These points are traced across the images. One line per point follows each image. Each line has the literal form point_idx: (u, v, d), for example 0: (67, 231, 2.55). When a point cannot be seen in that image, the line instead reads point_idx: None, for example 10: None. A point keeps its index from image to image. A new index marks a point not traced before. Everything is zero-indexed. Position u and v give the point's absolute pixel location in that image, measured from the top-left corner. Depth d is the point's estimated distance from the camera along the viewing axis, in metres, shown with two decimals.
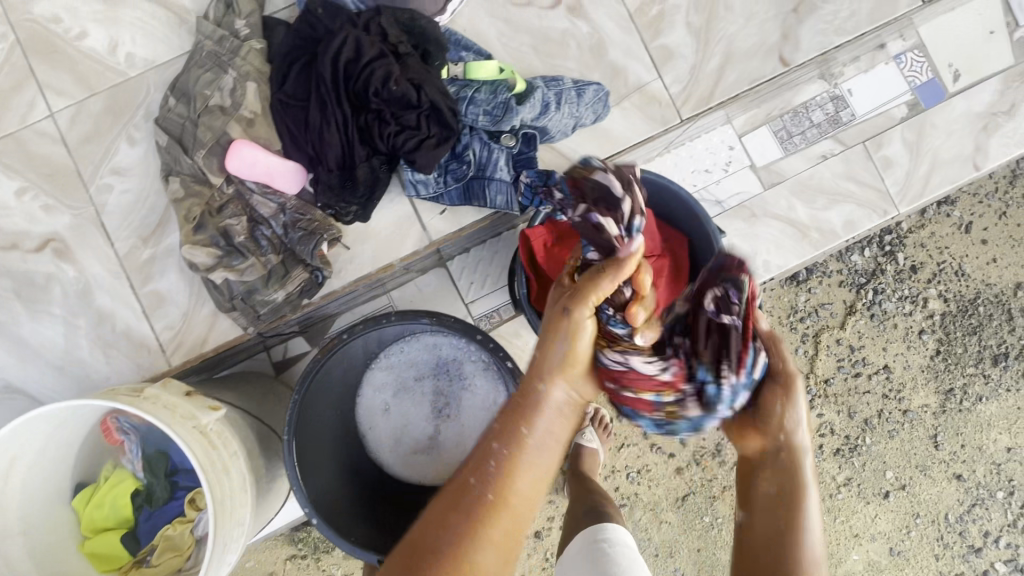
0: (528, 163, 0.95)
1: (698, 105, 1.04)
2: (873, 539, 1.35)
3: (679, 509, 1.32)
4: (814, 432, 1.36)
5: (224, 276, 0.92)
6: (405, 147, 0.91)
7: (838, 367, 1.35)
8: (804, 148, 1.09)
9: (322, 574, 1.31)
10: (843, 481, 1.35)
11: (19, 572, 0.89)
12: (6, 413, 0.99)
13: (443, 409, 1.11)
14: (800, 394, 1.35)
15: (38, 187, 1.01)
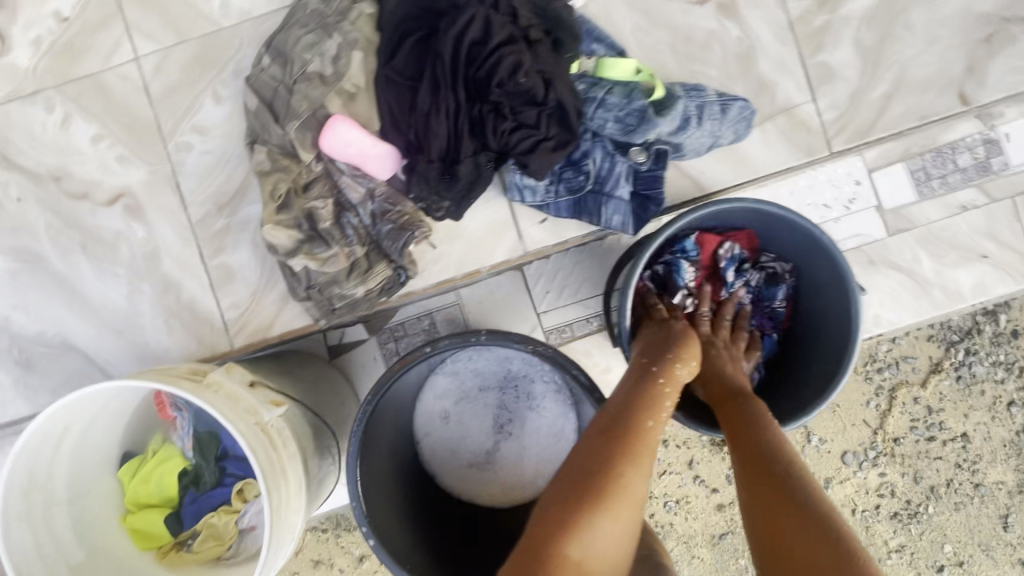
0: (653, 183, 0.83)
1: (854, 136, 0.90)
2: None
3: (715, 548, 1.17)
4: (873, 491, 1.20)
5: (304, 264, 0.84)
6: (519, 147, 0.81)
7: (911, 426, 1.19)
8: (942, 195, 0.92)
9: (341, 552, 1.21)
10: (895, 547, 1.20)
11: (63, 544, 0.85)
12: (62, 371, 0.94)
13: (505, 426, 1.04)
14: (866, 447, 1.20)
15: (115, 135, 0.93)
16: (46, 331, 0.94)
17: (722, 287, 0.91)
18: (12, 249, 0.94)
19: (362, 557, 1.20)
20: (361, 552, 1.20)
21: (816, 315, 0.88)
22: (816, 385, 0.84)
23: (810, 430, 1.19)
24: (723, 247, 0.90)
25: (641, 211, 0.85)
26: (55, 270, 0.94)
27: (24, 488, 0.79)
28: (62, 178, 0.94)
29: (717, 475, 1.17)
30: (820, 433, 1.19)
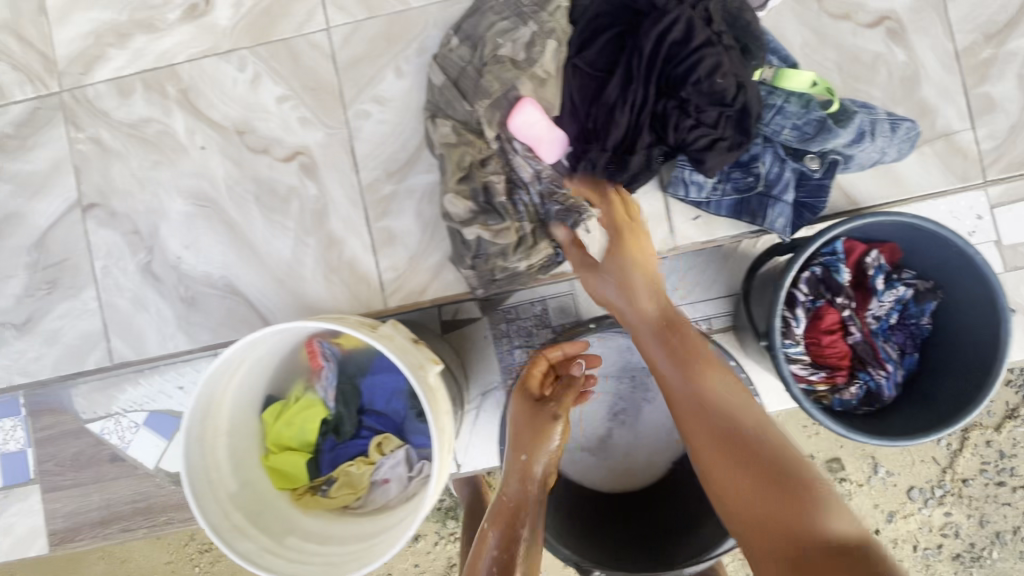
0: (818, 191, 0.87)
1: (1009, 167, 0.93)
2: None
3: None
4: (936, 530, 1.21)
5: (478, 234, 0.89)
6: (696, 144, 0.85)
7: (981, 469, 1.20)
8: None
9: None
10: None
11: (222, 472, 0.89)
12: (223, 312, 1.00)
13: (618, 414, 1.04)
14: (932, 486, 1.21)
15: (299, 98, 0.99)
16: (214, 273, 1.00)
17: (871, 296, 0.95)
18: (191, 193, 1.00)
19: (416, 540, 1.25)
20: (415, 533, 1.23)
21: (957, 335, 0.93)
22: (952, 402, 0.89)
23: (878, 460, 1.21)
24: (869, 256, 0.95)
25: (800, 218, 0.89)
26: (229, 217, 1.00)
27: (203, 412, 0.85)
28: (245, 132, 1.00)
29: None
30: (887, 464, 1.21)
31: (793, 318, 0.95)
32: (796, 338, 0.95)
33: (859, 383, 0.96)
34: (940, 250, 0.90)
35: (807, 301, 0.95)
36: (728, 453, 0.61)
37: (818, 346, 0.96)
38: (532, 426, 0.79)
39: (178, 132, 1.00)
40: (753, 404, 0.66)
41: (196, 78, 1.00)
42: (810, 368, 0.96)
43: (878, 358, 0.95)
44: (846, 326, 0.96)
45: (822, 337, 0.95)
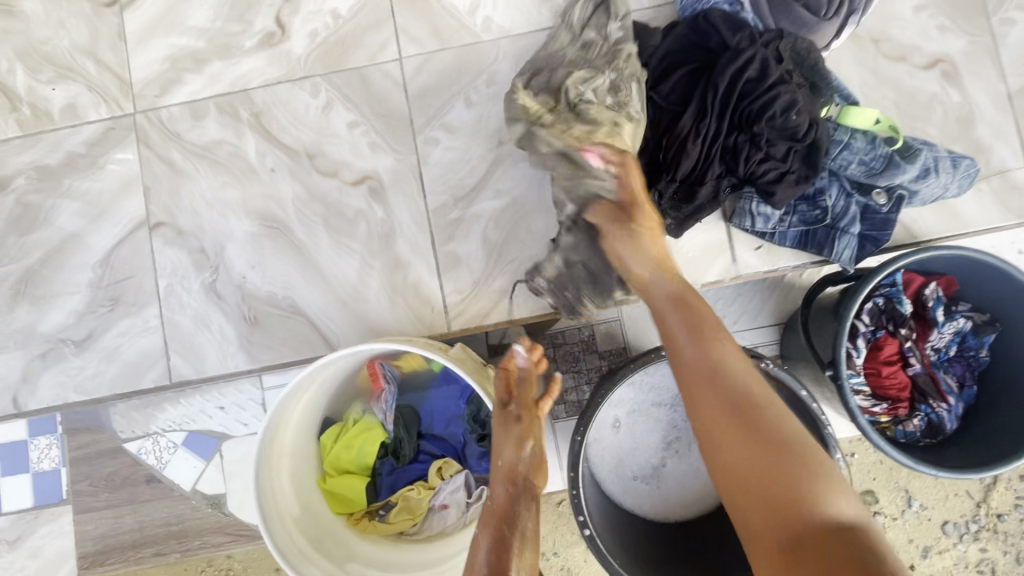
0: (882, 224, 0.89)
1: None
2: None
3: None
4: (973, 566, 1.21)
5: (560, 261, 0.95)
6: (765, 177, 0.88)
7: (1015, 503, 1.21)
8: None
9: None
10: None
11: (286, 495, 0.87)
12: (284, 332, 1.00)
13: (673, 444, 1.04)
14: (967, 520, 1.21)
15: (370, 124, 1.02)
16: (276, 292, 1.01)
17: (932, 327, 0.97)
18: (259, 213, 1.02)
19: None
20: None
21: (1017, 369, 0.94)
22: (1014, 436, 0.90)
23: (911, 494, 1.22)
24: (929, 287, 0.97)
25: (864, 250, 0.90)
26: (294, 237, 1.01)
27: (272, 434, 0.84)
28: (316, 156, 1.02)
29: None
30: (920, 498, 1.22)
31: (854, 349, 0.96)
32: (857, 368, 0.97)
33: (919, 414, 0.96)
34: (998, 283, 0.93)
35: (868, 332, 0.97)
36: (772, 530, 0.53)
37: (878, 376, 0.98)
38: (506, 437, 0.82)
39: (249, 155, 1.03)
40: (736, 442, 0.59)
41: (270, 104, 1.03)
42: (872, 400, 0.98)
43: (940, 391, 0.96)
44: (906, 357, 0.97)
45: (881, 368, 0.97)
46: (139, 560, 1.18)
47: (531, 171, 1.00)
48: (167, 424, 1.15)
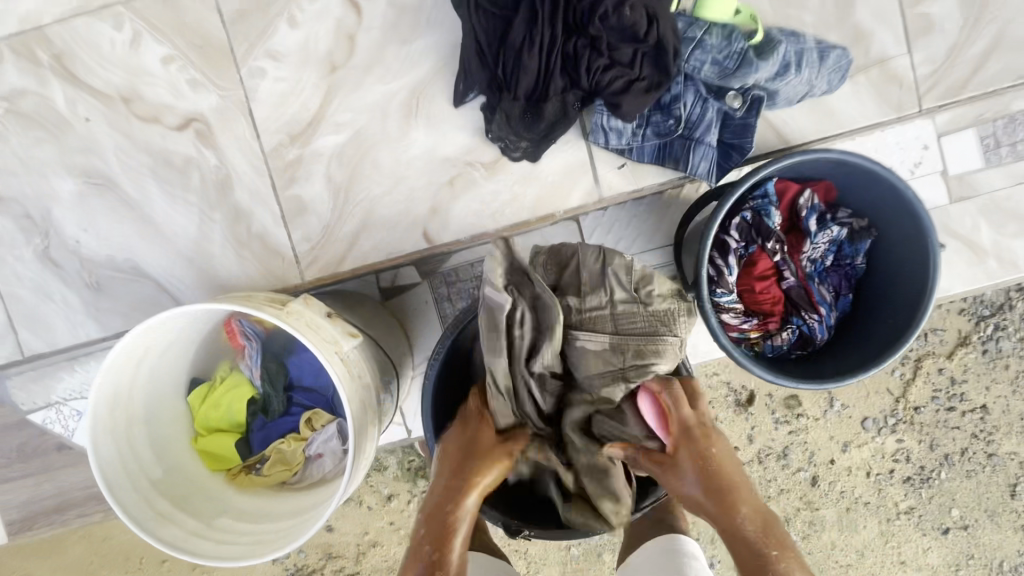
0: (742, 131, 0.83)
1: (946, 94, 0.90)
2: (917, 569, 1.34)
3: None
4: (888, 456, 1.32)
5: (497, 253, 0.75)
6: (610, 87, 0.79)
7: (933, 396, 1.30)
8: (1010, 164, 0.93)
9: (369, 489, 1.37)
10: (905, 508, 1.33)
11: (144, 461, 0.87)
12: (131, 296, 0.95)
13: None
14: (885, 415, 1.31)
15: (186, 57, 0.91)
16: (116, 254, 0.94)
17: (805, 238, 0.93)
18: (82, 171, 0.93)
19: (389, 496, 1.36)
20: (389, 491, 1.36)
21: (890, 273, 0.91)
22: (882, 341, 0.88)
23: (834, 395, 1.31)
24: (803, 196, 0.92)
25: (724, 161, 0.84)
26: (125, 193, 0.93)
27: (109, 404, 0.81)
28: (132, 100, 0.91)
29: (739, 433, 1.32)
30: (842, 398, 1.31)
31: (726, 267, 0.91)
32: (729, 286, 0.91)
33: (791, 327, 0.94)
34: (872, 185, 0.87)
35: (739, 248, 0.92)
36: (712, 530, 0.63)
37: (750, 290, 0.94)
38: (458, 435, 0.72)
39: (59, 105, 0.92)
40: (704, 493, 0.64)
41: (69, 42, 0.91)
42: (742, 317, 0.94)
43: (812, 302, 0.93)
44: (780, 271, 0.94)
45: (754, 284, 0.94)
46: (62, 523, 1.21)
47: (371, 99, 0.90)
48: (68, 392, 0.98)
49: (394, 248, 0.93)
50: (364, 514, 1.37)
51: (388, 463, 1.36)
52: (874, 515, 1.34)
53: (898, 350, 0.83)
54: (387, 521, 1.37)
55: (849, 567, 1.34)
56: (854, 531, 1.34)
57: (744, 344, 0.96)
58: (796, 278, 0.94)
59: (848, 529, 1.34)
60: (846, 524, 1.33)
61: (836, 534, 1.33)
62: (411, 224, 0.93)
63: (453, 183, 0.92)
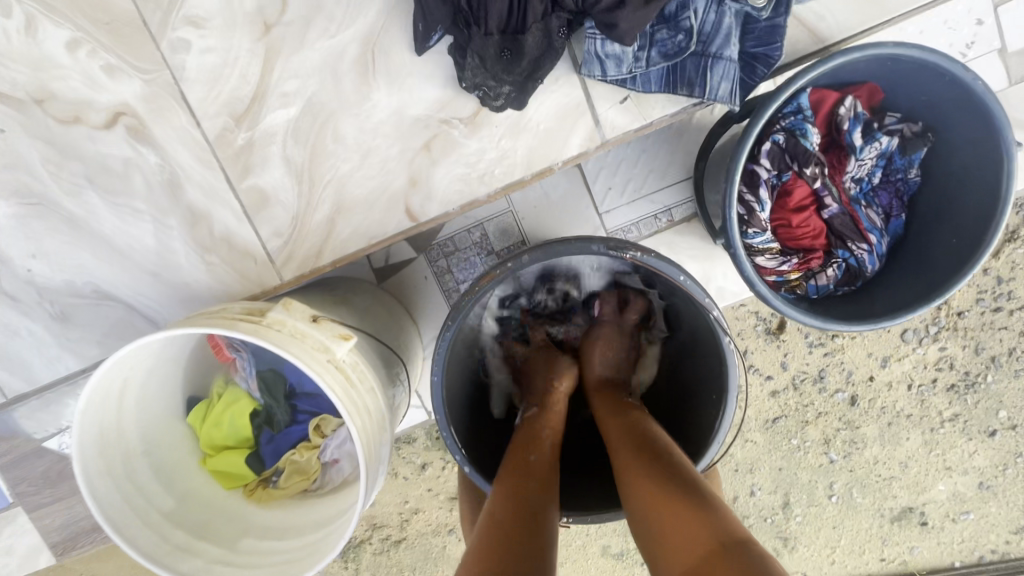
0: (768, 36, 0.69)
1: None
2: (965, 472, 1.28)
3: (768, 430, 1.28)
4: (930, 365, 1.23)
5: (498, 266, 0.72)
6: (602, 3, 0.66)
7: (978, 299, 1.20)
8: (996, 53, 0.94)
9: (401, 463, 1.33)
10: (949, 416, 1.26)
11: (150, 493, 0.81)
12: (103, 320, 0.87)
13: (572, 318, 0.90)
14: (927, 324, 1.22)
15: (95, 40, 0.76)
16: (74, 280, 0.85)
17: (849, 155, 0.79)
18: (10, 190, 0.81)
19: (423, 465, 1.33)
20: (422, 461, 1.33)
21: (952, 182, 0.78)
22: (942, 262, 0.77)
23: None
24: (844, 105, 0.77)
25: (748, 75, 0.71)
26: (65, 211, 0.82)
27: (96, 443, 0.75)
28: (45, 99, 0.78)
29: (773, 360, 1.24)
30: None
31: (757, 203, 0.79)
32: (762, 225, 0.80)
33: (837, 262, 0.82)
34: (929, 79, 0.73)
35: (772, 178, 0.80)
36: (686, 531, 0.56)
37: (783, 225, 0.82)
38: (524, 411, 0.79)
39: None
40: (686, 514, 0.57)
41: None
42: (780, 257, 0.83)
43: (860, 230, 0.82)
44: (820, 199, 0.81)
45: (791, 217, 0.82)
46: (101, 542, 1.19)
47: (318, 59, 0.76)
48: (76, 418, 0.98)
49: (374, 232, 0.81)
50: (401, 485, 1.35)
51: (416, 435, 1.32)
52: (917, 426, 1.27)
53: (968, 274, 0.72)
54: (427, 489, 1.35)
55: (892, 479, 1.29)
56: (896, 444, 1.28)
57: (783, 287, 0.84)
58: (837, 204, 0.81)
59: (890, 442, 1.28)
60: (888, 438, 1.28)
61: (877, 449, 1.28)
62: (390, 201, 0.80)
63: (429, 148, 0.79)
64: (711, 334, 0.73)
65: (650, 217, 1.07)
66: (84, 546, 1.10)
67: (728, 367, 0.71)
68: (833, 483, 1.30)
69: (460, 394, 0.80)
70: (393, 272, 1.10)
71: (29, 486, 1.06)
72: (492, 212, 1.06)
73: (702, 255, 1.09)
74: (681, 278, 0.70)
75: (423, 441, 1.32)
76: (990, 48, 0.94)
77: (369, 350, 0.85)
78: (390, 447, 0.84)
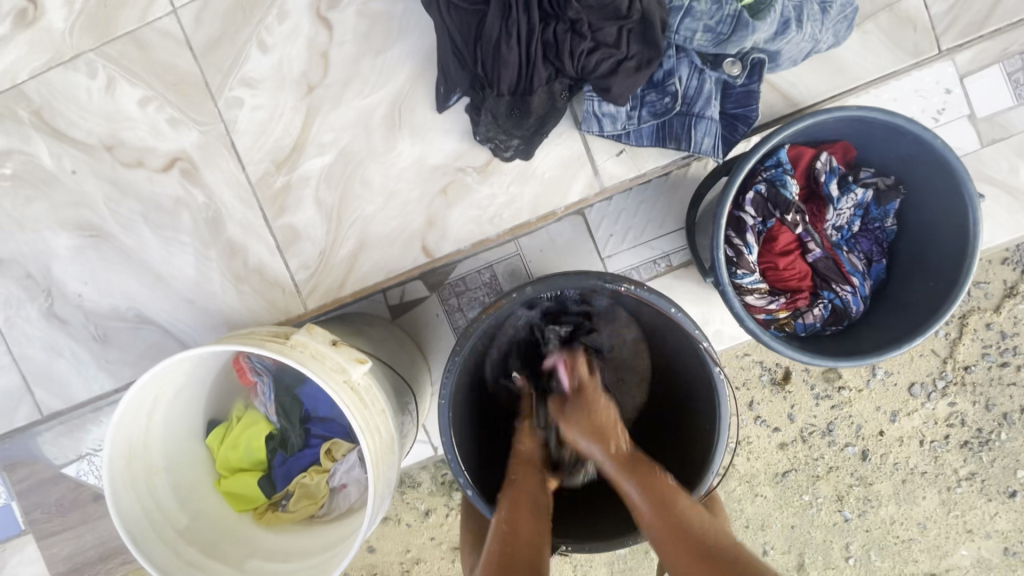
0: (745, 99, 0.80)
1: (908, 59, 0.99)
2: (987, 536, 1.24)
3: (778, 485, 1.25)
4: (942, 421, 1.23)
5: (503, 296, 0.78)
6: (598, 71, 0.76)
7: (983, 353, 1.20)
8: (956, 119, 1.03)
9: (407, 507, 1.33)
10: (966, 475, 1.23)
11: (167, 510, 0.84)
12: (139, 343, 0.94)
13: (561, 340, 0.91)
14: (934, 378, 1.22)
15: (163, 97, 0.89)
16: (117, 305, 0.93)
17: (827, 205, 0.87)
18: (74, 223, 0.92)
19: (427, 511, 1.33)
20: (426, 507, 1.33)
21: (923, 230, 0.85)
22: (925, 303, 0.82)
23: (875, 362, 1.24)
24: (820, 160, 0.86)
25: (730, 132, 0.81)
26: (119, 242, 0.92)
27: (126, 456, 0.79)
28: (114, 146, 0.90)
29: (779, 413, 1.24)
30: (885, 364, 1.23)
31: (745, 246, 0.86)
32: (750, 266, 0.86)
33: (822, 302, 0.88)
34: (895, 139, 0.81)
35: (757, 224, 0.87)
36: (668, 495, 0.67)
37: (770, 265, 0.89)
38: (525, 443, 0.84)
39: (43, 159, 0.91)
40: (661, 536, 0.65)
41: (47, 96, 0.90)
42: (768, 297, 0.88)
43: (842, 273, 0.87)
44: (804, 243, 0.88)
45: (778, 260, 0.88)
46: None
47: (352, 116, 0.88)
48: (96, 443, 1.01)
49: (391, 266, 0.89)
50: (405, 532, 1.34)
51: (423, 478, 1.32)
52: (932, 484, 1.24)
53: (944, 315, 0.77)
54: (429, 538, 1.35)
55: (911, 542, 1.25)
56: (913, 504, 1.25)
57: (772, 326, 0.89)
58: (819, 250, 0.88)
59: (905, 501, 1.25)
60: (904, 497, 1.25)
61: (893, 508, 1.25)
62: (407, 240, 0.89)
63: (445, 193, 0.88)
64: (701, 365, 0.78)
65: (650, 261, 1.12)
66: None
67: (719, 397, 0.74)
68: (849, 544, 1.26)
69: (466, 421, 0.83)
70: (406, 309, 1.15)
71: (42, 515, 1.08)
72: (501, 254, 1.12)
73: (699, 298, 1.13)
74: (672, 310, 0.76)
75: (429, 485, 1.32)
76: (960, 114, 1.03)
77: (383, 375, 0.90)
78: (397, 471, 0.88)
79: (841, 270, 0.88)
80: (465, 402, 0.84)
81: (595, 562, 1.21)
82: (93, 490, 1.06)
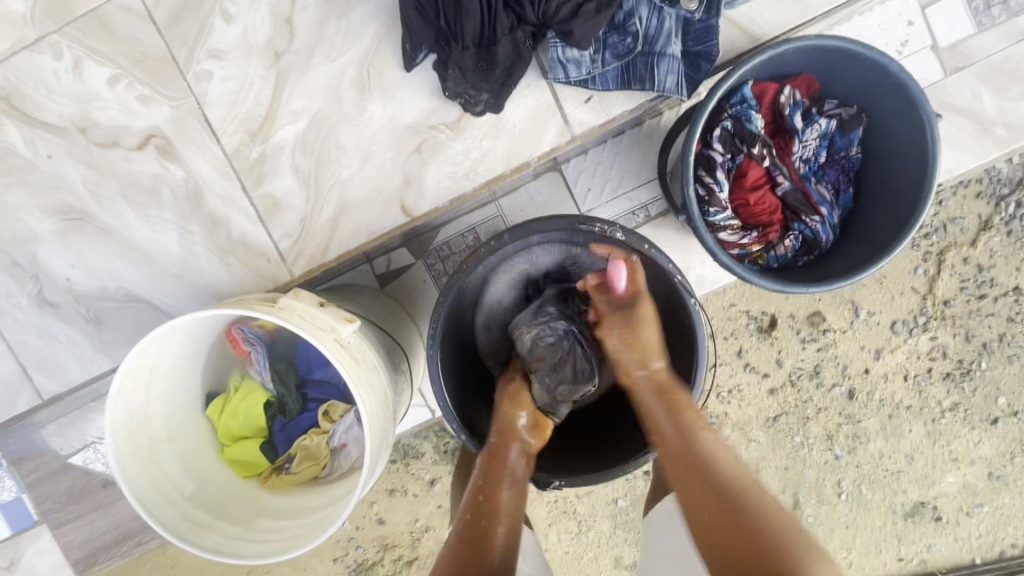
0: (704, 35, 0.82)
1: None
2: (972, 463, 1.29)
3: (770, 429, 1.30)
4: (925, 355, 1.27)
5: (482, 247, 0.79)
6: (559, 15, 0.78)
7: (961, 287, 1.23)
8: (917, 51, 1.04)
9: (413, 477, 1.37)
10: (949, 406, 1.28)
11: (173, 477, 0.87)
12: (131, 321, 0.96)
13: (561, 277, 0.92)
14: (915, 315, 1.25)
15: (131, 74, 0.89)
16: (106, 286, 0.95)
17: (793, 137, 0.89)
18: (55, 209, 0.93)
19: (432, 480, 1.37)
20: (431, 476, 1.37)
21: (888, 158, 0.87)
22: (890, 229, 0.84)
23: (857, 303, 1.27)
24: (783, 94, 0.88)
25: (693, 70, 0.84)
26: (101, 223, 0.93)
27: (128, 426, 0.82)
28: (87, 128, 0.91)
29: (768, 359, 1.27)
30: (866, 305, 1.26)
31: (716, 184, 0.88)
32: (722, 204, 0.88)
33: (793, 234, 0.91)
34: (853, 66, 0.83)
35: (726, 161, 0.89)
36: (700, 494, 0.61)
37: (743, 199, 0.90)
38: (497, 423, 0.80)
39: (18, 146, 0.91)
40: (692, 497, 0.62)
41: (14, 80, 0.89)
42: (741, 233, 0.90)
43: (811, 204, 0.90)
44: (773, 177, 0.90)
45: (748, 196, 0.90)
46: None
47: (322, 80, 0.88)
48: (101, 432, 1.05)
49: (372, 228, 0.91)
50: (412, 502, 1.39)
51: (425, 448, 1.36)
52: (918, 417, 1.29)
53: (907, 238, 0.79)
54: (436, 506, 1.39)
55: (901, 473, 1.30)
56: (899, 437, 1.30)
57: (746, 261, 0.92)
58: (789, 185, 0.90)
59: (892, 435, 1.30)
60: (891, 431, 1.29)
61: (881, 443, 1.30)
62: (386, 200, 0.91)
63: (420, 151, 0.89)
64: (678, 298, 0.80)
65: (629, 214, 1.12)
66: (107, 562, 1.13)
67: (696, 328, 0.78)
68: (841, 480, 1.31)
69: (453, 370, 0.86)
70: (394, 276, 1.17)
71: (56, 503, 1.10)
72: (483, 217, 1.12)
73: (681, 245, 1.13)
74: (645, 247, 0.78)
75: (433, 454, 1.35)
76: (924, 45, 1.04)
77: (372, 334, 0.93)
78: (393, 427, 0.91)
79: (809, 204, 0.90)
80: (451, 355, 0.86)
81: (594, 509, 1.26)
82: (102, 475, 1.09)
